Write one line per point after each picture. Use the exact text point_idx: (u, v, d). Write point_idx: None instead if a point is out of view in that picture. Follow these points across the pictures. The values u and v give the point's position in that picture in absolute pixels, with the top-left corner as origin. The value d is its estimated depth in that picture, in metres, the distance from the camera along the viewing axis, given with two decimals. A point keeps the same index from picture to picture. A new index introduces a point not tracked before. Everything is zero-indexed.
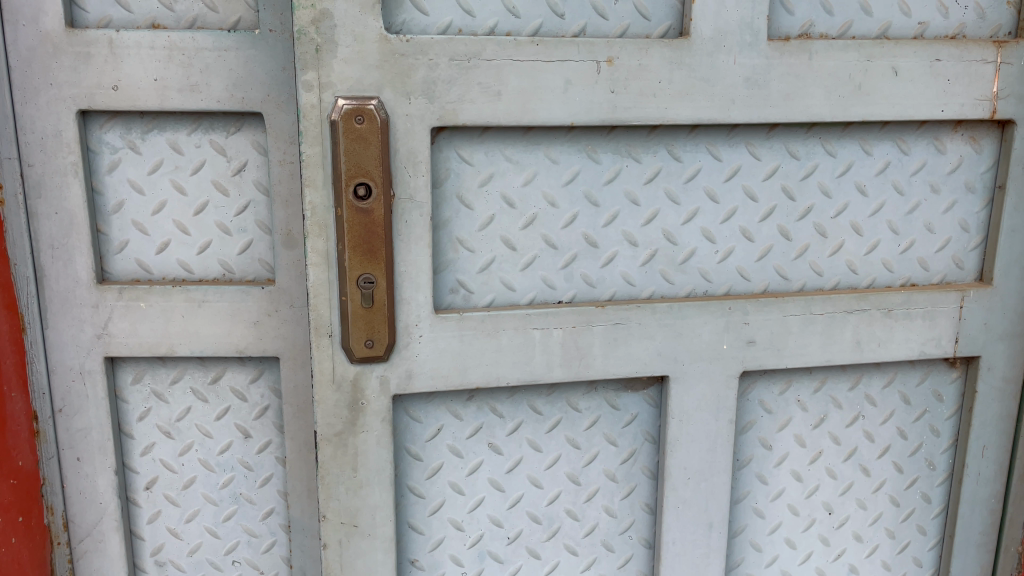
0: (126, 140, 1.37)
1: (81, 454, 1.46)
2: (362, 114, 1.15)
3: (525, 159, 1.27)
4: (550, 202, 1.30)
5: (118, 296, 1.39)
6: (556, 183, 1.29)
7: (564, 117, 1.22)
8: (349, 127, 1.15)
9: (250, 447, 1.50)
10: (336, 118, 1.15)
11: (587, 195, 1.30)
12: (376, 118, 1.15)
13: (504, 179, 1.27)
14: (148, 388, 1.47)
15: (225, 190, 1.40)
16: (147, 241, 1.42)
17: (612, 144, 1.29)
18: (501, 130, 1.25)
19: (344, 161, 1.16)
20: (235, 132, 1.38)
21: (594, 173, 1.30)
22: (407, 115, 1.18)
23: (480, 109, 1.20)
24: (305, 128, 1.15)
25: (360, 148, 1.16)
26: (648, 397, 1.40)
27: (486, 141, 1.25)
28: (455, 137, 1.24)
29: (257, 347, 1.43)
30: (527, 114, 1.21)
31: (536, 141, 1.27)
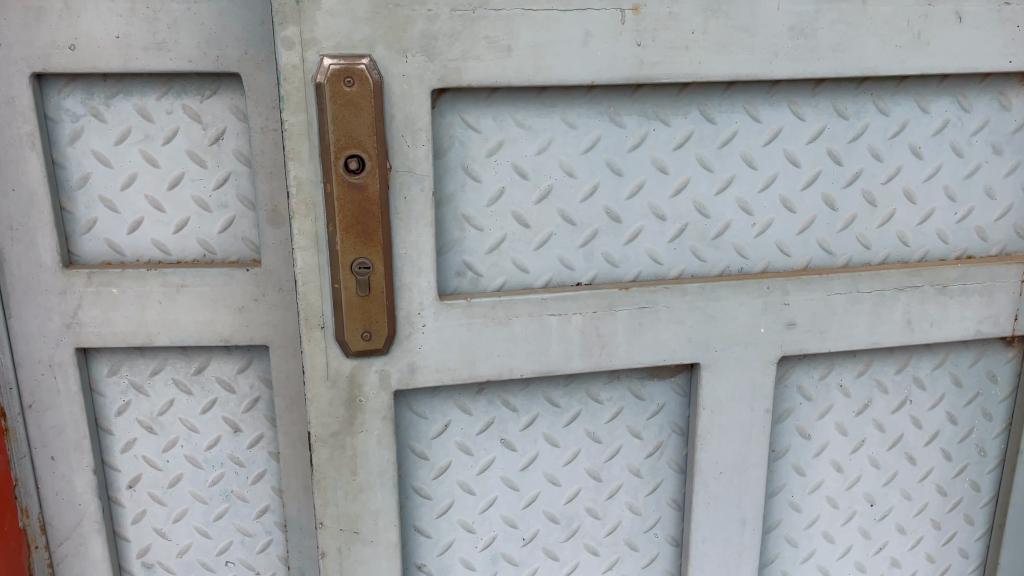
0: (88, 106, 1.22)
1: (55, 453, 1.33)
2: (351, 75, 1.00)
3: (539, 124, 1.11)
4: (569, 171, 1.14)
5: (87, 281, 1.25)
6: (574, 150, 1.13)
7: (583, 76, 1.07)
8: (338, 90, 1.00)
9: (240, 442, 1.38)
10: (321, 81, 0.99)
11: (609, 163, 1.15)
12: (368, 79, 1.00)
13: (515, 146, 1.12)
14: (125, 381, 1.34)
15: (202, 161, 1.25)
16: (117, 220, 1.27)
17: (637, 105, 1.13)
18: (510, 90, 1.09)
19: (332, 130, 1.01)
20: (210, 96, 1.22)
21: (617, 138, 1.14)
22: (403, 75, 1.02)
23: (487, 68, 1.04)
24: (286, 92, 1.00)
25: (351, 115, 1.01)
26: (676, 385, 1.27)
27: (493, 104, 1.09)
28: (459, 99, 1.08)
29: (244, 336, 1.30)
30: (542, 72, 1.06)
31: (551, 103, 1.11)
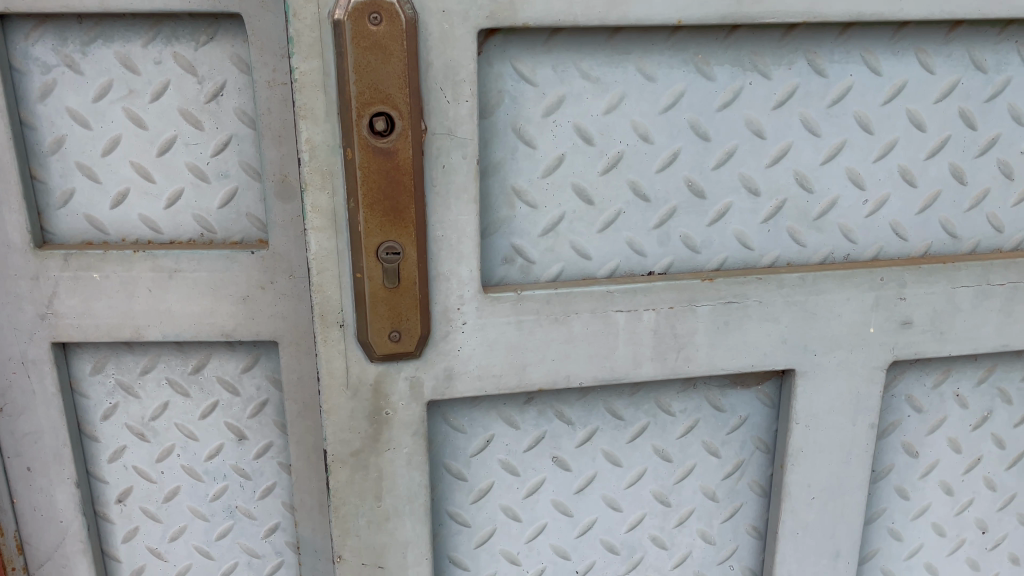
0: (61, 54, 1.01)
1: (31, 463, 1.15)
2: (378, 10, 0.78)
3: (610, 76, 0.90)
4: (644, 135, 0.93)
5: (63, 265, 1.06)
6: (652, 109, 0.92)
7: (668, 14, 0.85)
8: (361, 30, 0.78)
9: (246, 451, 1.19)
10: (340, 17, 0.78)
11: (693, 126, 0.93)
12: (400, 15, 0.79)
13: (579, 104, 0.90)
14: (112, 380, 1.14)
15: (197, 122, 1.04)
16: (98, 192, 1.07)
17: (730, 53, 0.91)
18: (575, 33, 0.87)
19: (354, 81, 0.80)
20: (207, 43, 1.01)
21: (704, 94, 0.92)
22: (443, 11, 0.81)
23: (549, 2, 0.83)
24: (296, 32, 0.79)
25: (377, 61, 0.79)
26: (763, 394, 1.06)
27: (553, 50, 0.88)
28: (511, 44, 0.87)
29: (248, 330, 1.10)
30: (617, 9, 0.84)
31: (624, 50, 0.89)
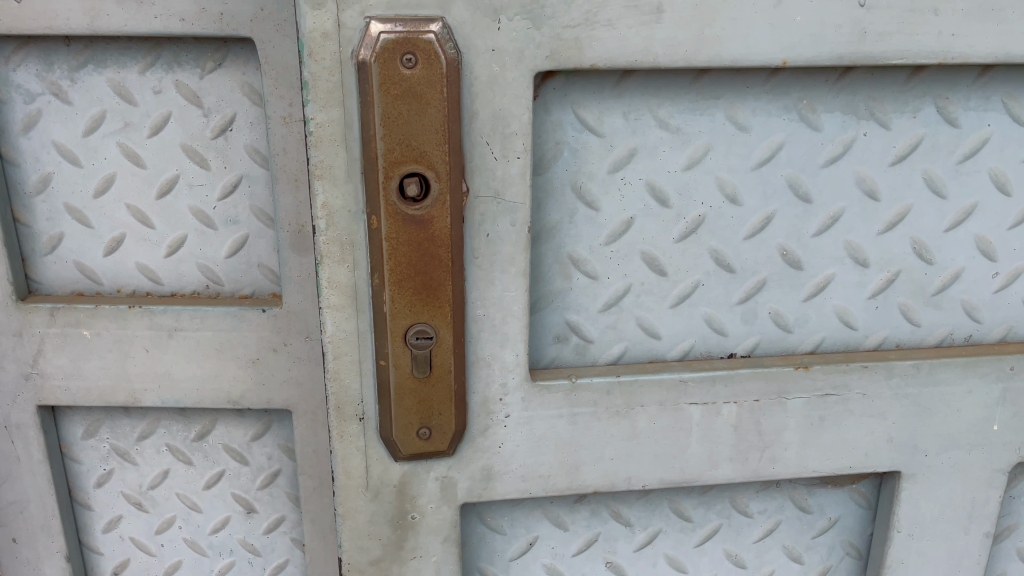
0: (46, 81, 0.87)
1: (16, 534, 1.02)
2: (413, 50, 0.63)
3: (692, 125, 0.74)
4: (731, 195, 0.76)
5: (49, 321, 0.92)
6: (742, 164, 0.76)
7: (770, 52, 0.69)
8: (391, 73, 0.63)
9: (255, 526, 1.05)
10: (366, 57, 0.63)
11: (791, 184, 0.77)
12: (441, 56, 0.63)
13: (654, 158, 0.74)
14: (107, 445, 1.01)
15: (202, 160, 0.90)
16: (90, 237, 0.93)
17: (841, 99, 0.74)
18: (651, 73, 0.71)
19: (381, 135, 0.65)
20: (213, 70, 0.87)
21: (807, 146, 0.76)
22: (493, 49, 0.66)
23: (623, 38, 0.67)
24: (311, 76, 0.64)
25: (411, 112, 0.64)
26: (857, 494, 0.90)
27: (626, 93, 0.72)
28: (575, 87, 0.71)
29: (258, 397, 0.96)
30: (707, 46, 0.68)
31: (712, 93, 0.73)
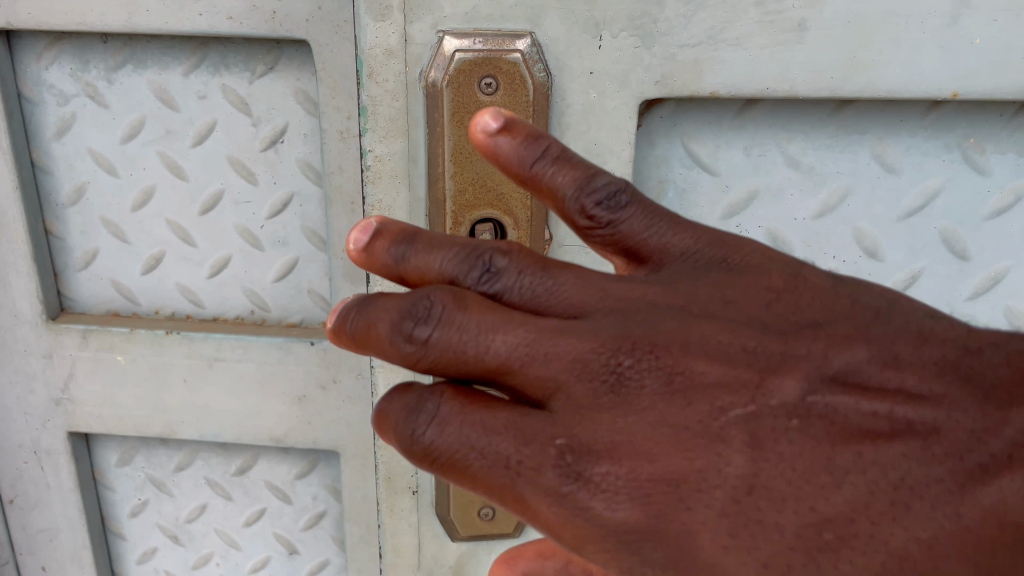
0: (81, 83, 0.78)
1: (46, 563, 0.96)
2: (494, 74, 0.57)
3: (827, 166, 0.69)
4: (864, 249, 0.71)
5: (82, 343, 0.84)
6: (888, 203, 0.70)
7: (937, 81, 0.61)
8: (467, 101, 0.57)
9: (298, 567, 0.96)
10: (440, 82, 0.57)
11: (943, 236, 0.71)
12: (527, 82, 0.57)
13: (778, 198, 0.70)
14: (142, 474, 0.93)
15: (250, 174, 0.80)
16: (127, 253, 0.84)
17: (1000, 129, 0.68)
18: (778, 104, 0.66)
19: (451, 174, 0.59)
20: (265, 74, 0.76)
21: (960, 185, 0.70)
22: (590, 72, 0.60)
23: (754, 59, 0.60)
24: (372, 100, 0.59)
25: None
26: None
27: (748, 126, 0.67)
28: (692, 119, 0.67)
29: (304, 436, 0.86)
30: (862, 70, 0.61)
31: (851, 125, 0.68)
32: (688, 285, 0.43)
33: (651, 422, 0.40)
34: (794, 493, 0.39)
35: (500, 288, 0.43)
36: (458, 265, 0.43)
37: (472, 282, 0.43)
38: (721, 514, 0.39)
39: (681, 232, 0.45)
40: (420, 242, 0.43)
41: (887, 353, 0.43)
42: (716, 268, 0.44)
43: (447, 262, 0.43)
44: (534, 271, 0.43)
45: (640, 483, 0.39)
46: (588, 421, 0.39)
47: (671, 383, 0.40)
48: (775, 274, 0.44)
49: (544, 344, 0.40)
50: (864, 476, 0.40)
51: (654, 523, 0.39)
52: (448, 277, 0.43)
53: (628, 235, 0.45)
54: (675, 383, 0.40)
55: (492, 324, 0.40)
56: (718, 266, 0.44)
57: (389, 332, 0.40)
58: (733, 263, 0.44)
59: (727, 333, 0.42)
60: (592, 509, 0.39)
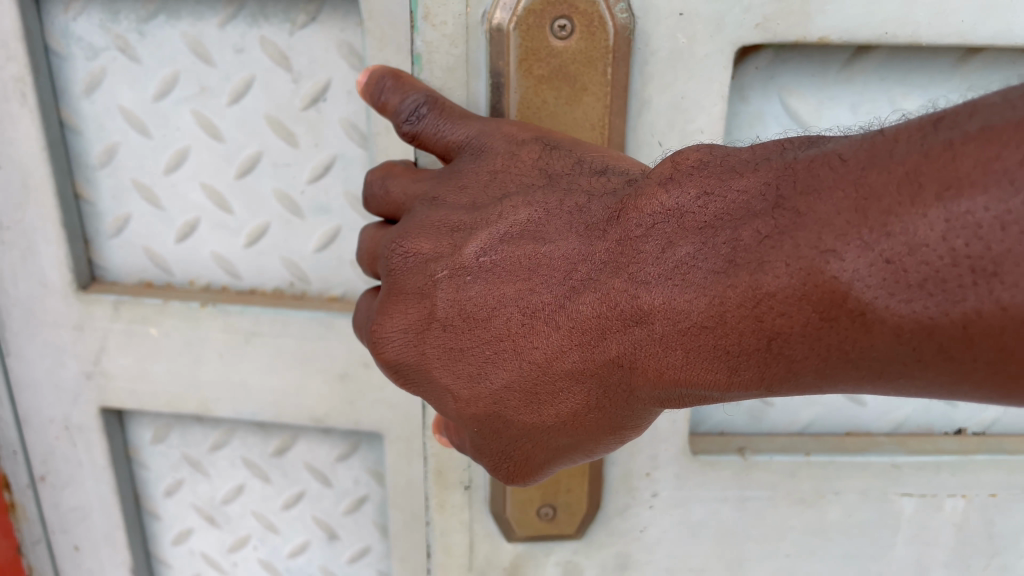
0: (112, 35, 0.73)
1: (79, 542, 0.92)
2: (570, 14, 0.55)
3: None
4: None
5: (113, 314, 0.80)
6: None
7: None
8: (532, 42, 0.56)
9: (338, 553, 0.92)
10: (515, 20, 0.56)
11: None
12: (606, 24, 0.56)
13: None
14: (176, 453, 0.89)
15: (290, 135, 0.74)
16: (160, 219, 0.79)
17: None
18: (889, 57, 0.65)
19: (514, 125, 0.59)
20: (305, 25, 0.70)
21: None
22: (681, 13, 0.60)
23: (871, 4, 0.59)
24: (426, 45, 0.60)
25: (561, 99, 0.58)
26: None
27: (858, 79, 0.66)
28: (803, 71, 0.66)
29: (346, 417, 0.81)
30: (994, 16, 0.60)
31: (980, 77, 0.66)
32: (521, 264, 0.53)
33: (490, 348, 0.54)
34: (465, 318, 0.54)
35: (421, 130, 0.58)
36: (464, 140, 0.57)
37: (453, 157, 0.57)
38: (519, 387, 0.55)
39: (547, 204, 0.53)
40: (444, 112, 0.58)
41: (651, 256, 0.48)
42: (526, 259, 0.53)
43: (462, 163, 0.56)
44: (485, 181, 0.55)
45: (416, 352, 0.56)
46: (456, 349, 0.55)
47: (501, 326, 0.54)
48: (591, 211, 0.51)
49: (430, 271, 0.55)
50: (501, 314, 0.54)
51: (489, 418, 0.56)
52: (455, 159, 0.57)
53: (492, 246, 0.53)
54: (510, 327, 0.53)
55: (407, 252, 0.55)
56: (537, 244, 0.52)
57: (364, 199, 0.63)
58: (544, 246, 0.52)
59: (535, 298, 0.53)
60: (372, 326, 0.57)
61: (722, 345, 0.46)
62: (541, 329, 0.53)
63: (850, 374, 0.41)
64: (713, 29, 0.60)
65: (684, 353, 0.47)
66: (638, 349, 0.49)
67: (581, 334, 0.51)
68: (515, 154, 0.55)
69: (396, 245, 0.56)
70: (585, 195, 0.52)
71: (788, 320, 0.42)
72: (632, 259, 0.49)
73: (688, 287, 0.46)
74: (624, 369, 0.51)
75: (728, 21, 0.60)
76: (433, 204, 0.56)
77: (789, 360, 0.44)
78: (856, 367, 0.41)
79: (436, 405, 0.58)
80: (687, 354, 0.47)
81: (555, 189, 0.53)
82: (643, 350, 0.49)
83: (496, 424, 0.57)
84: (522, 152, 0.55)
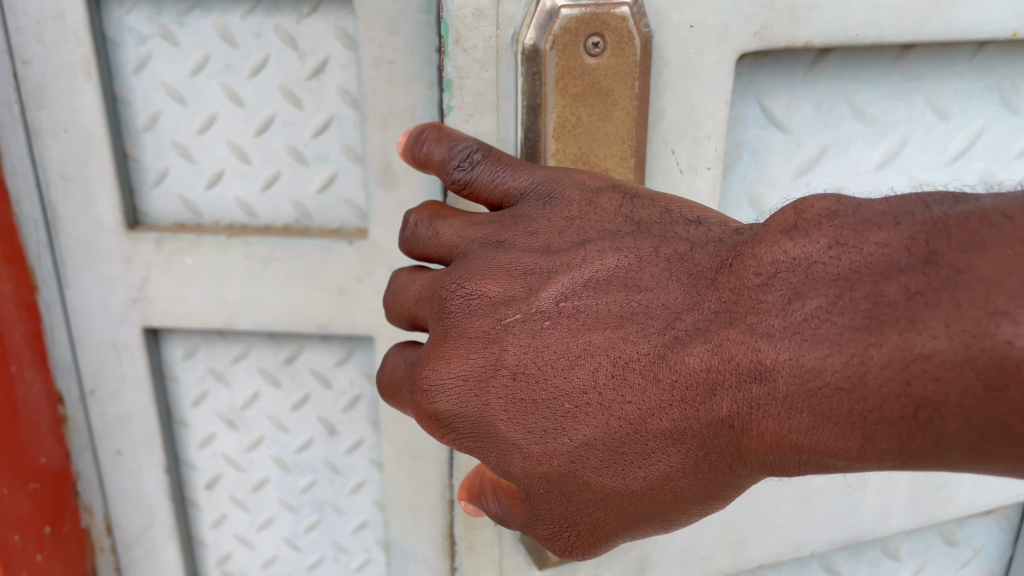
0: (157, 25, 0.94)
1: (121, 447, 1.12)
2: (601, 33, 0.75)
3: (885, 114, 0.95)
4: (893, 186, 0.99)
5: (156, 248, 1.00)
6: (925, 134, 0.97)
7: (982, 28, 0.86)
8: (571, 58, 0.76)
9: (337, 446, 1.13)
10: (551, 42, 0.76)
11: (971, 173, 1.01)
12: (631, 41, 0.77)
13: (846, 131, 0.95)
14: (203, 366, 1.10)
15: (297, 100, 0.96)
16: (192, 171, 1.01)
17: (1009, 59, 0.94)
18: (845, 61, 0.90)
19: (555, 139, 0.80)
20: (310, 15, 0.92)
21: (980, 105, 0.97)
22: (691, 26, 0.81)
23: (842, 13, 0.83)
24: (460, 70, 0.81)
25: (592, 115, 0.79)
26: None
27: (819, 77, 0.91)
28: (774, 78, 0.90)
29: (344, 323, 1.03)
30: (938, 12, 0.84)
31: (912, 67, 0.92)
32: (615, 312, 0.67)
33: (575, 402, 0.67)
34: (573, 349, 0.67)
35: (475, 175, 0.75)
36: (527, 186, 0.74)
37: (512, 199, 0.75)
38: (603, 442, 0.67)
39: (638, 251, 0.67)
40: (496, 161, 0.75)
41: (775, 307, 0.59)
42: (624, 311, 0.67)
43: (525, 207, 0.73)
44: (561, 228, 0.71)
45: (475, 404, 0.70)
46: (532, 399, 0.68)
47: (595, 377, 0.66)
48: (692, 263, 0.65)
49: (498, 314, 0.69)
50: (593, 359, 0.67)
51: (561, 476, 0.69)
52: (517, 203, 0.74)
53: (576, 291, 0.68)
54: (600, 376, 0.66)
55: (480, 297, 0.70)
56: (632, 292, 0.66)
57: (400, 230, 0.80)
58: (641, 294, 0.66)
59: (631, 346, 0.66)
60: (425, 372, 0.71)
61: (860, 412, 0.54)
62: (634, 351, 0.66)
63: (1003, 448, 0.50)
64: (718, 38, 0.82)
65: (811, 416, 0.56)
66: (754, 408, 0.59)
67: (686, 387, 0.63)
68: (596, 201, 0.72)
69: (455, 286, 0.71)
70: (686, 243, 0.66)
71: (943, 385, 0.50)
72: (749, 309, 0.60)
73: (820, 342, 0.55)
74: (735, 425, 0.61)
75: (733, 31, 0.82)
76: (500, 246, 0.72)
77: (937, 432, 0.51)
78: (1018, 444, 0.49)
79: (496, 460, 0.71)
80: (814, 417, 0.56)
81: (647, 238, 0.68)
82: (779, 394, 0.58)
83: (569, 479, 0.69)
84: (600, 199, 0.72)
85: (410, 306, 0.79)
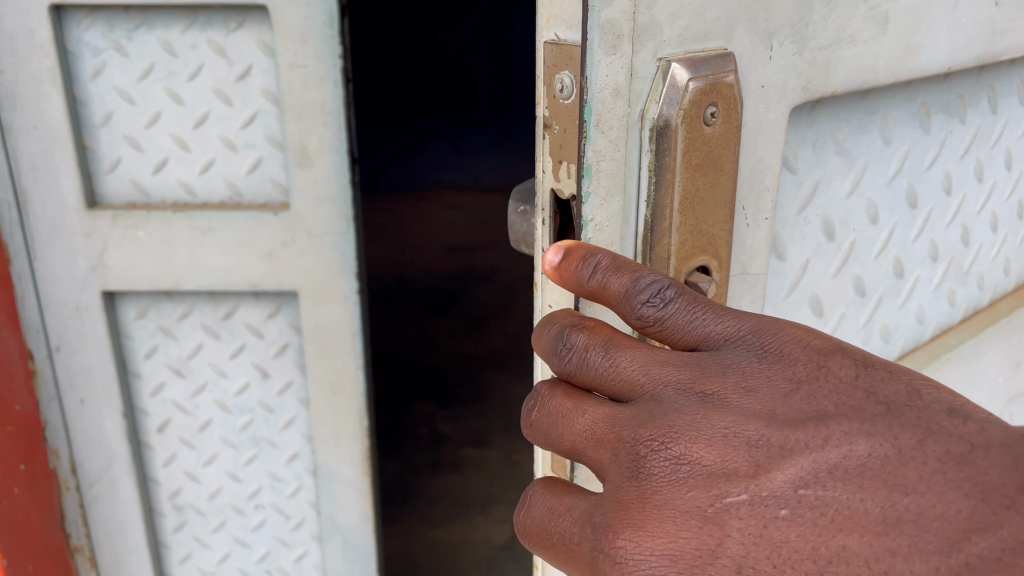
0: (110, 40, 1.17)
1: (83, 396, 1.32)
2: (717, 101, 0.61)
3: (857, 146, 0.87)
4: (872, 216, 0.92)
5: (112, 223, 1.22)
6: (881, 178, 0.92)
7: (947, 56, 0.86)
8: (695, 130, 0.60)
9: (270, 388, 1.36)
10: (684, 114, 0.59)
11: (907, 193, 0.97)
12: (737, 107, 0.64)
13: (833, 179, 0.85)
14: (153, 324, 1.31)
15: (228, 99, 1.19)
16: (142, 159, 1.23)
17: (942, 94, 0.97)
18: (836, 103, 0.82)
19: (677, 227, 0.63)
20: (236, 30, 1.16)
21: (921, 147, 0.97)
22: (763, 85, 0.67)
23: (858, 53, 0.76)
24: (597, 156, 0.58)
25: (709, 182, 0.63)
26: None
27: (818, 115, 0.80)
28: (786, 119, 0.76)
29: (272, 282, 1.26)
30: (913, 52, 0.82)
31: (874, 108, 0.88)
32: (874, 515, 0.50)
33: None
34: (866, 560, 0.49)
35: (668, 312, 0.57)
36: (734, 333, 0.57)
37: (708, 345, 0.57)
38: None
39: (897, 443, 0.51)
40: (694, 298, 0.58)
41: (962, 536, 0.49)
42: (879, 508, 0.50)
43: (728, 354, 0.56)
44: (785, 391, 0.55)
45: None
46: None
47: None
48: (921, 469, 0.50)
49: (718, 489, 0.52)
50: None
51: None
52: (719, 348, 0.57)
53: (819, 478, 0.51)
54: None
55: (691, 458, 0.53)
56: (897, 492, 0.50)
57: (552, 347, 0.60)
58: (856, 463, 0.51)
59: (795, 536, 0.51)
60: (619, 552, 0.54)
61: None
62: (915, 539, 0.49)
63: None
64: (780, 93, 0.69)
65: None
66: None
67: None
68: (827, 364, 0.55)
69: (656, 445, 0.53)
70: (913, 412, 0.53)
71: None
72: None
73: None
74: None
75: (789, 87, 0.70)
76: (707, 399, 0.55)
77: None
78: None
79: None
80: None
81: (911, 425, 0.52)
82: None
83: None
84: (831, 362, 0.56)
85: (578, 441, 0.58)
